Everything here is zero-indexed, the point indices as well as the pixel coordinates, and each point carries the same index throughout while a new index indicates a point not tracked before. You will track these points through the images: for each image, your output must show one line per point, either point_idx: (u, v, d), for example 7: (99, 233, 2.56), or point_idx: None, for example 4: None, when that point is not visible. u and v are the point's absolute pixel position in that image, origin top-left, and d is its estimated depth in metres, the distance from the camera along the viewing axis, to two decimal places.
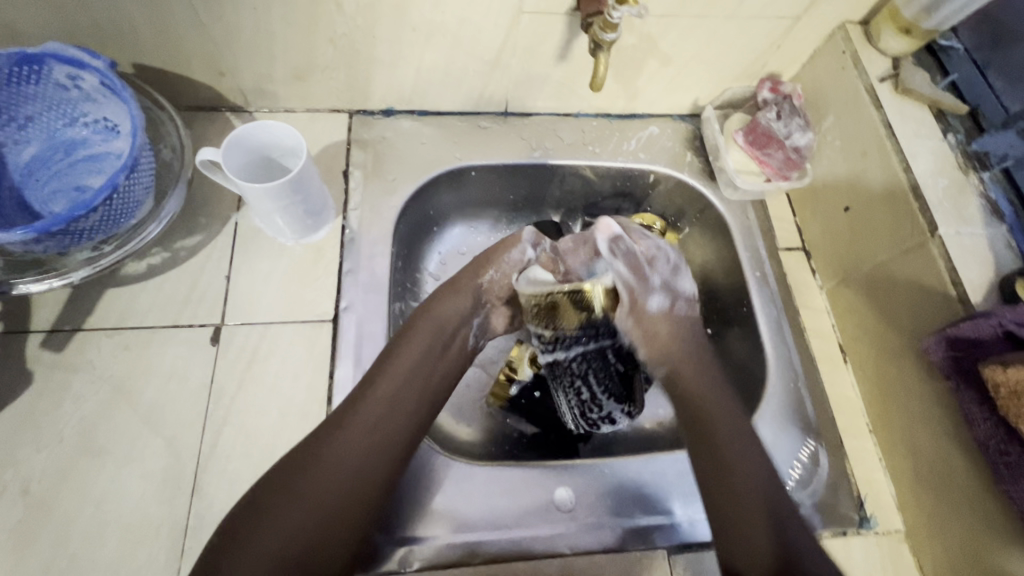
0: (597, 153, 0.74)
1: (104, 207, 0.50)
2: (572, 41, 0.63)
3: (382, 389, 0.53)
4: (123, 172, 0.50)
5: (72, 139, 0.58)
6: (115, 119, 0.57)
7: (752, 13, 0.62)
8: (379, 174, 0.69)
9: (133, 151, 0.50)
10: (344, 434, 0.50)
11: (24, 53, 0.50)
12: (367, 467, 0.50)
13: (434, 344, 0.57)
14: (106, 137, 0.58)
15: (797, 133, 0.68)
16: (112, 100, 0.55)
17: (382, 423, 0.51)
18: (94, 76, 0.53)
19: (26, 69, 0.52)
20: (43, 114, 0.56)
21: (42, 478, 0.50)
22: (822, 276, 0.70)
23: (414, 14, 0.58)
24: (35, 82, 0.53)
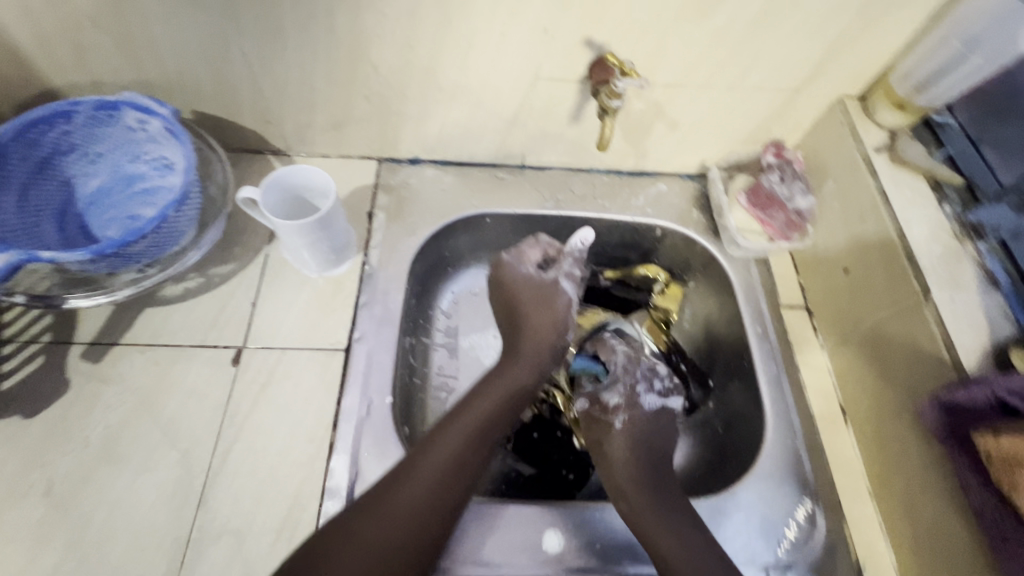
0: (606, 207, 0.79)
1: (154, 234, 0.56)
2: (583, 105, 0.69)
3: (452, 442, 0.56)
4: (174, 206, 0.56)
5: (132, 174, 0.65)
6: (171, 158, 0.64)
7: (752, 85, 0.67)
8: (401, 216, 0.74)
9: (184, 187, 0.56)
10: (410, 484, 0.53)
11: (104, 100, 0.58)
12: (433, 517, 0.52)
13: (500, 400, 0.61)
14: (162, 174, 0.65)
15: (799, 196, 0.72)
16: (171, 142, 0.62)
17: (445, 471, 0.54)
18: (159, 121, 0.60)
19: (103, 113, 0.59)
20: (111, 151, 0.64)
21: (65, 479, 0.54)
22: (823, 335, 0.71)
23: (442, 77, 0.65)
24: (108, 124, 0.61)
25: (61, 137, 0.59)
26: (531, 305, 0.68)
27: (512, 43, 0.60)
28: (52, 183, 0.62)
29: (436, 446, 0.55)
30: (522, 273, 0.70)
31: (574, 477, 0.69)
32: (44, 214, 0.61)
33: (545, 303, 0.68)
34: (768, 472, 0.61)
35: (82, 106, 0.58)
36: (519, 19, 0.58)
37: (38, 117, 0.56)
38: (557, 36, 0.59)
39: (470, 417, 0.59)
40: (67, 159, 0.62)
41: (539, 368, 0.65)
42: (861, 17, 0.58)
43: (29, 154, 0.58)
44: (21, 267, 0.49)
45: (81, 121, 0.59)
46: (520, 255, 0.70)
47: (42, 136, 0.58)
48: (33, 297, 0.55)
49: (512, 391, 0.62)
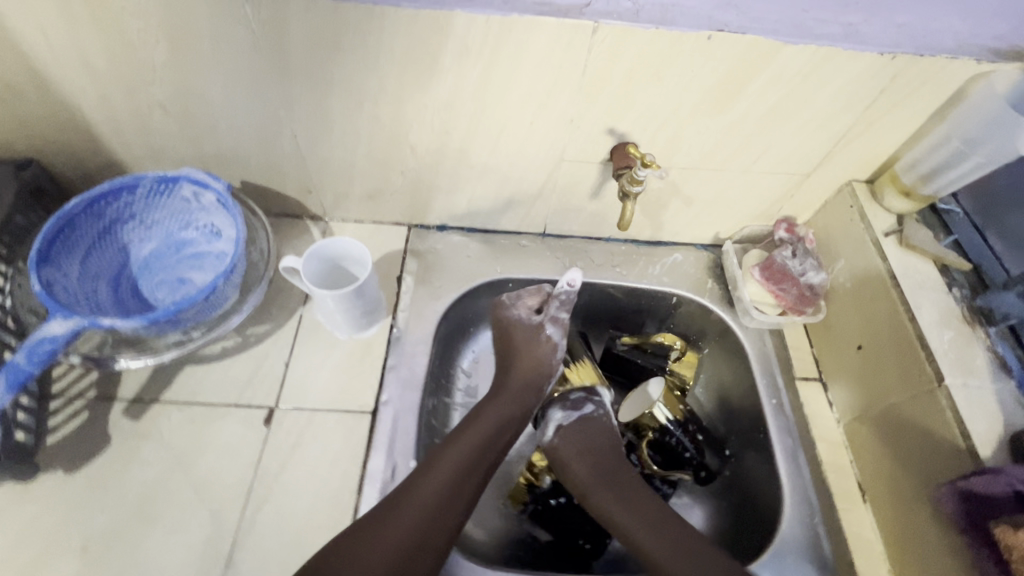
0: (624, 275, 0.82)
1: (202, 302, 0.60)
2: (604, 184, 0.73)
3: (445, 469, 0.59)
4: (223, 276, 0.60)
5: (183, 240, 0.70)
6: (220, 226, 0.69)
7: (764, 169, 0.71)
8: (428, 280, 0.78)
9: (234, 258, 0.60)
10: (404, 510, 0.56)
11: (165, 175, 0.64)
12: (425, 541, 0.55)
13: (489, 430, 0.63)
14: (210, 240, 0.70)
15: (811, 271, 0.74)
16: (221, 213, 0.67)
17: (435, 501, 0.57)
18: (213, 195, 0.65)
19: (164, 187, 0.65)
20: (166, 219, 0.69)
21: (100, 537, 0.56)
22: (839, 409, 0.71)
23: (473, 157, 0.70)
24: (167, 196, 0.66)
25: (123, 208, 0.65)
26: (517, 343, 0.71)
27: (540, 131, 0.65)
28: (111, 248, 0.66)
29: (434, 469, 0.59)
30: (515, 315, 0.72)
31: (591, 546, 0.68)
32: (101, 277, 0.66)
33: (532, 342, 0.70)
34: (787, 551, 0.61)
35: (146, 180, 0.63)
36: (547, 112, 0.63)
37: (105, 191, 0.62)
38: (582, 126, 0.64)
39: (462, 445, 0.61)
40: (127, 226, 0.67)
41: (524, 400, 0.68)
42: (865, 114, 0.62)
43: (94, 223, 0.63)
44: (82, 332, 0.53)
45: (143, 193, 0.65)
46: (516, 299, 0.73)
47: (107, 207, 0.63)
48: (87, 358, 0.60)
49: (504, 419, 0.65)
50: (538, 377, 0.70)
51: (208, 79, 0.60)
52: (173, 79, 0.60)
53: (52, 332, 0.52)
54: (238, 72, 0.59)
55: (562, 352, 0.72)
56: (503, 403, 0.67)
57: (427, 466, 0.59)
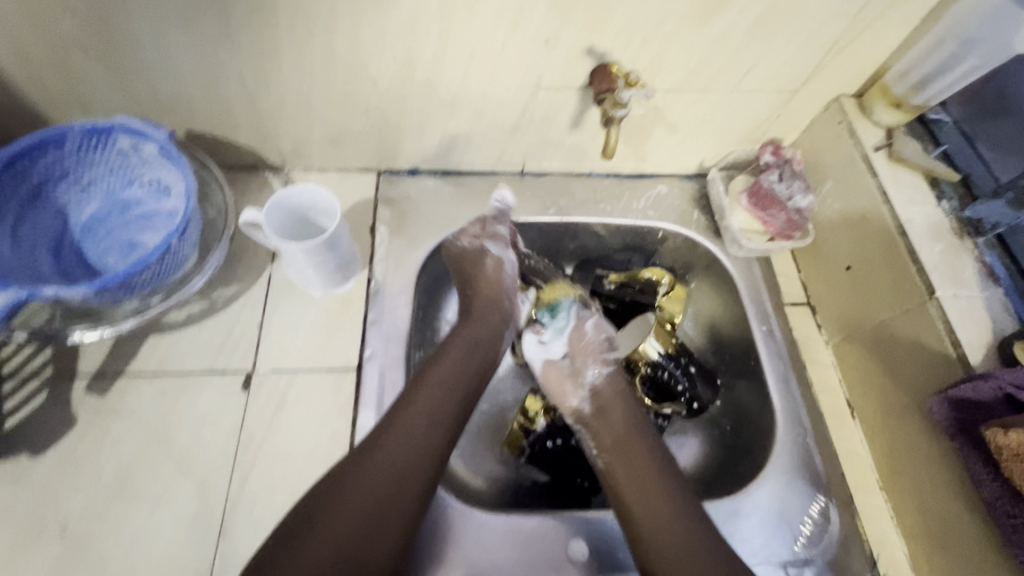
0: (608, 211, 0.79)
1: (158, 263, 0.55)
2: (585, 113, 0.69)
3: (426, 398, 0.56)
4: (177, 233, 0.55)
5: (128, 199, 0.63)
6: (167, 181, 0.62)
7: (752, 88, 0.67)
8: (404, 229, 0.73)
9: (186, 213, 0.55)
10: (388, 442, 0.53)
11: (95, 125, 0.56)
12: (415, 465, 0.52)
13: (465, 356, 0.61)
14: (157, 197, 0.63)
15: (799, 195, 0.72)
16: (167, 165, 0.61)
17: (421, 428, 0.54)
18: (155, 145, 0.59)
19: (95, 138, 0.58)
20: (104, 177, 0.62)
21: (79, 518, 0.53)
22: (827, 331, 0.72)
23: (442, 89, 0.64)
24: (101, 149, 0.59)
25: (52, 165, 0.58)
26: (473, 268, 0.68)
27: (513, 55, 0.60)
28: (46, 213, 0.60)
29: (415, 399, 0.56)
30: (459, 247, 0.70)
31: (589, 484, 0.69)
32: (40, 246, 0.59)
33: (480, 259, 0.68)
34: (782, 470, 0.62)
35: (73, 132, 0.56)
36: (520, 32, 0.57)
37: (27, 146, 0.55)
38: (559, 47, 0.59)
39: (440, 372, 0.58)
40: (60, 186, 0.60)
41: (495, 325, 0.65)
42: (858, 19, 0.59)
43: (21, 184, 0.57)
44: (24, 303, 0.49)
45: (73, 147, 0.58)
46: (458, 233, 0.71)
47: (33, 165, 0.56)
48: (36, 333, 0.55)
49: (475, 343, 0.62)
50: (501, 296, 0.67)
51: (129, 9, 0.52)
52: (88, 10, 0.51)
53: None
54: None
55: (513, 263, 0.69)
56: (475, 327, 0.64)
57: (407, 398, 0.56)
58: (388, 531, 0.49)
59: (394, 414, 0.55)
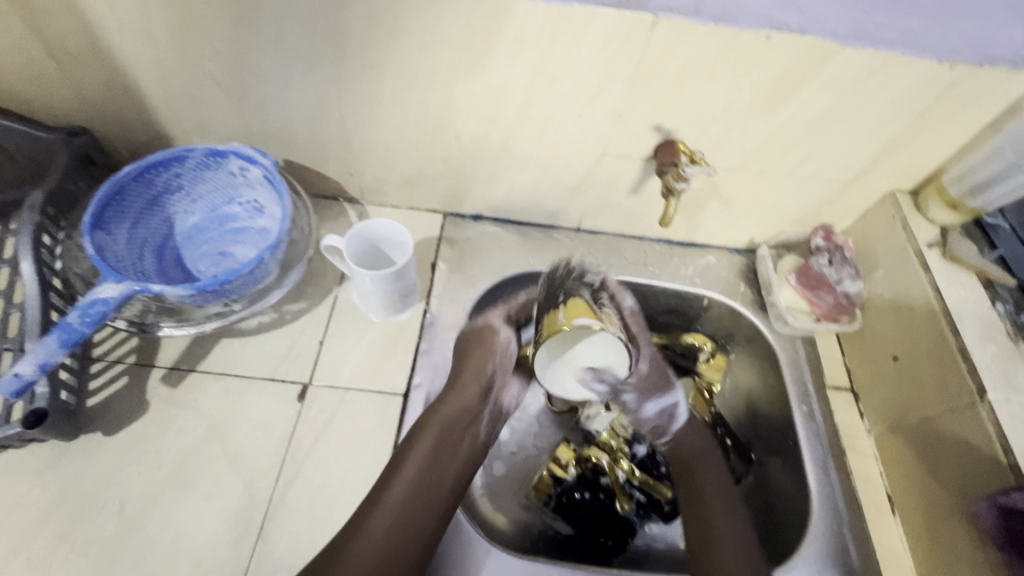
0: (656, 274, 0.82)
1: (248, 275, 0.60)
2: (645, 181, 0.73)
3: (400, 492, 0.57)
4: (270, 251, 0.61)
5: (226, 214, 0.71)
6: (263, 203, 0.69)
7: (807, 174, 0.71)
8: (462, 268, 0.78)
9: (281, 234, 0.61)
10: (362, 538, 0.54)
11: (214, 149, 0.64)
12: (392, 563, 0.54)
13: (440, 438, 0.61)
14: (252, 215, 0.71)
15: (847, 280, 0.74)
16: (266, 189, 0.68)
17: (395, 524, 0.55)
18: (260, 172, 0.66)
19: (212, 160, 0.65)
20: (210, 193, 0.69)
21: (136, 500, 0.57)
22: (869, 419, 0.71)
23: (516, 148, 0.70)
24: (214, 169, 0.67)
25: (171, 179, 0.65)
26: (478, 345, 0.68)
27: (586, 125, 0.66)
28: (157, 218, 0.67)
29: (388, 494, 0.57)
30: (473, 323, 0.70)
31: (613, 542, 0.69)
32: (147, 246, 0.66)
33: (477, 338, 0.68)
34: (814, 556, 0.62)
35: (195, 153, 0.64)
36: (596, 105, 0.63)
37: (155, 161, 0.62)
38: (629, 121, 0.65)
39: (413, 464, 0.58)
40: (173, 197, 0.68)
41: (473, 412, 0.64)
42: (917, 122, 0.62)
43: (144, 192, 0.64)
44: (131, 298, 0.54)
45: (191, 165, 0.65)
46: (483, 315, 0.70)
47: (156, 178, 0.64)
48: (133, 323, 0.61)
49: (447, 432, 0.61)
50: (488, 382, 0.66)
51: (262, 57, 0.60)
52: (228, 54, 0.60)
53: (104, 295, 0.53)
54: (293, 51, 0.59)
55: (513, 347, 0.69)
56: (449, 412, 0.62)
57: (379, 494, 0.57)
58: None
59: (365, 512, 0.56)
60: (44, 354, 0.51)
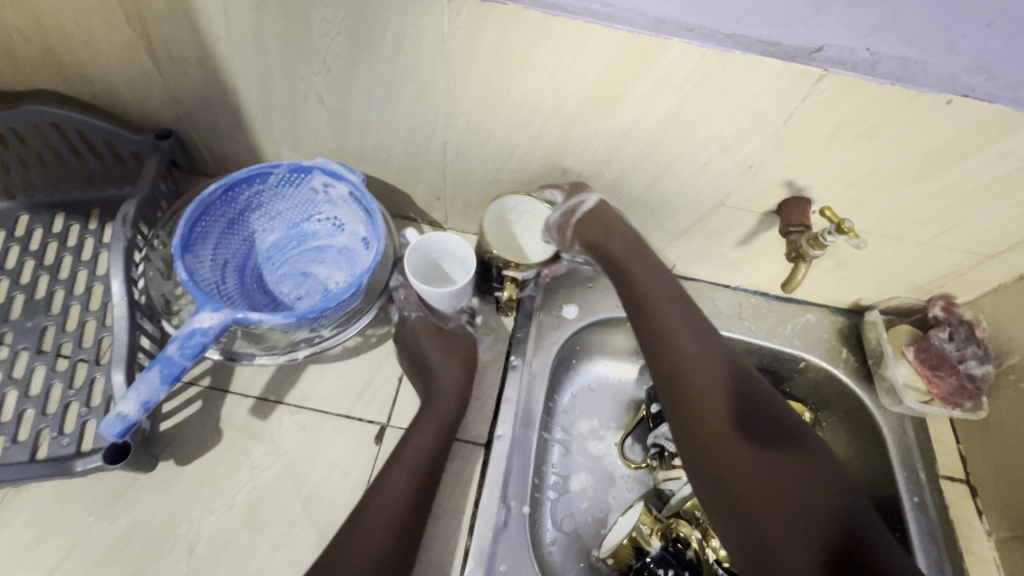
0: (752, 329, 0.76)
1: (346, 300, 0.57)
2: (757, 234, 0.68)
3: (403, 472, 0.54)
4: (368, 274, 0.57)
5: (305, 232, 0.67)
6: (344, 220, 0.65)
7: (943, 244, 0.64)
8: (548, 308, 0.73)
9: (378, 259, 0.56)
10: (371, 519, 0.52)
11: (298, 164, 0.59)
12: (401, 535, 0.52)
13: (437, 421, 0.58)
14: (332, 233, 0.66)
15: (973, 361, 0.68)
16: (349, 206, 0.63)
17: (400, 500, 0.53)
18: (346, 188, 0.60)
19: (295, 176, 0.60)
20: (289, 210, 0.65)
21: (208, 541, 0.53)
22: (991, 521, 0.64)
23: (625, 188, 0.65)
24: (296, 185, 0.62)
25: (253, 196, 0.61)
26: (454, 335, 0.66)
27: (710, 174, 0.60)
28: (237, 239, 0.63)
29: (390, 475, 0.54)
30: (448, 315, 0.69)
31: None
32: (228, 268, 0.62)
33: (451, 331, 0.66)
34: None
35: (280, 169, 0.59)
36: (728, 155, 0.57)
37: (238, 178, 0.58)
38: (759, 175, 0.59)
39: (414, 442, 0.57)
40: (253, 216, 0.63)
41: (461, 390, 0.62)
42: None
43: (226, 211, 0.60)
44: (229, 326, 0.52)
45: (273, 182, 0.61)
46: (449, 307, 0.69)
47: (239, 195, 0.60)
48: (225, 352, 0.58)
49: (444, 416, 0.59)
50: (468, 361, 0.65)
51: (374, 79, 0.56)
52: (340, 73, 0.56)
53: (203, 325, 0.51)
54: (410, 75, 0.55)
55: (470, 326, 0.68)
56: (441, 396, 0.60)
57: (380, 477, 0.55)
58: None
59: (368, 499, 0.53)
60: (147, 392, 0.48)
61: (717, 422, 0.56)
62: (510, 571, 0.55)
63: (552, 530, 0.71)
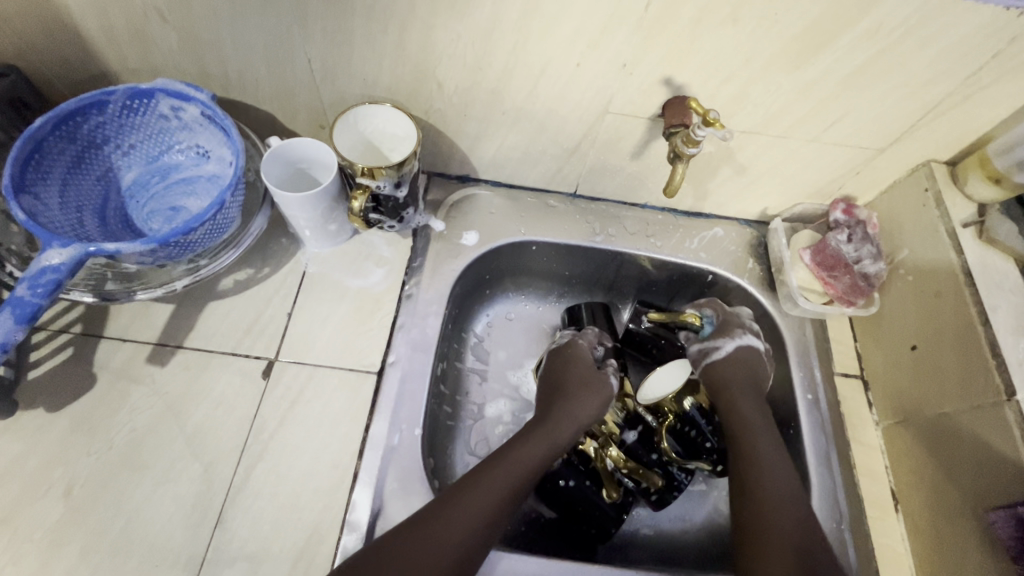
0: (658, 247, 0.75)
1: (212, 221, 0.55)
2: (650, 143, 0.66)
3: (515, 473, 0.57)
4: (230, 190, 0.55)
5: (168, 165, 0.64)
6: (207, 146, 0.62)
7: (834, 140, 0.63)
8: (447, 237, 0.71)
9: (237, 171, 0.55)
10: (468, 506, 0.53)
11: (137, 88, 0.56)
12: (492, 527, 0.53)
13: (528, 470, 0.58)
14: (197, 162, 0.64)
15: (868, 260, 0.68)
16: (207, 129, 0.61)
17: (503, 495, 0.55)
18: (197, 107, 0.58)
19: (138, 102, 0.57)
20: (144, 142, 0.62)
21: (85, 484, 0.53)
22: (879, 411, 0.66)
23: (507, 101, 0.62)
24: (142, 113, 0.59)
25: (95, 129, 0.58)
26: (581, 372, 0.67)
27: (587, 76, 0.57)
28: (89, 177, 0.60)
29: (498, 471, 0.56)
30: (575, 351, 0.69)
31: (597, 532, 0.63)
32: (86, 210, 0.59)
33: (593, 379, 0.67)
34: None
35: (116, 95, 0.56)
36: (599, 54, 0.54)
37: (71, 110, 0.54)
38: (635, 74, 0.56)
39: (533, 450, 0.59)
40: (102, 151, 0.60)
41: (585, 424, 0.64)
42: (967, 84, 0.54)
43: (66, 148, 0.56)
44: (84, 261, 0.48)
45: (114, 111, 0.57)
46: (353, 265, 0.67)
47: (78, 128, 0.56)
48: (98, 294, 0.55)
49: (558, 436, 0.62)
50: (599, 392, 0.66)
51: None
52: None
53: (52, 262, 0.47)
54: None
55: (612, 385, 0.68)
56: (559, 418, 0.63)
57: (480, 470, 0.57)
58: None
59: (467, 487, 0.55)
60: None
61: (768, 491, 0.57)
62: (401, 489, 0.56)
63: (465, 456, 0.70)
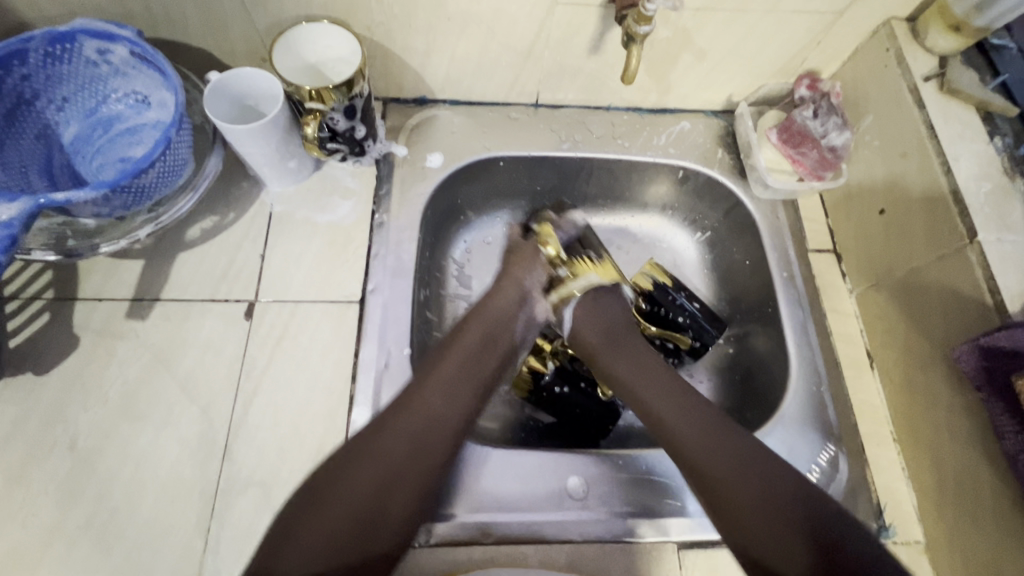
0: (626, 147, 0.74)
1: (161, 162, 0.53)
2: (605, 34, 0.63)
3: (438, 384, 0.54)
4: (175, 127, 0.53)
5: (108, 116, 0.61)
6: (145, 91, 0.59)
7: (792, 7, 0.61)
8: (412, 161, 0.70)
9: (178, 107, 0.52)
10: (403, 423, 0.51)
11: (57, 31, 0.53)
12: (430, 440, 0.51)
13: (456, 380, 0.55)
14: (138, 110, 0.61)
15: (834, 132, 0.67)
16: (141, 72, 0.57)
17: (437, 411, 0.53)
18: (124, 47, 0.55)
19: (60, 48, 0.54)
20: (77, 94, 0.59)
21: (88, 436, 0.54)
22: (853, 279, 0.68)
23: (450, 4, 0.59)
24: (69, 60, 0.56)
25: (20, 82, 0.55)
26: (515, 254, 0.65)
27: None
28: (26, 136, 0.58)
29: (425, 388, 0.53)
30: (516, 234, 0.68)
31: (595, 429, 0.66)
32: (31, 171, 0.57)
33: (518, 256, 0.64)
34: (793, 418, 0.61)
35: (35, 42, 0.52)
36: None
37: None
38: None
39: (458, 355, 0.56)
40: (35, 106, 0.57)
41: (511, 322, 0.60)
42: None
43: None
44: (36, 215, 0.47)
45: (37, 61, 0.54)
46: (325, 204, 0.66)
47: (2, 82, 0.53)
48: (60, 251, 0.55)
49: (489, 333, 0.59)
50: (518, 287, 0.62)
51: None
52: None
53: (1, 218, 0.45)
54: None
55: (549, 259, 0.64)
56: (490, 318, 0.60)
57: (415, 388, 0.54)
58: (393, 520, 0.48)
59: (408, 399, 0.53)
60: None
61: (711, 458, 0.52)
62: None
63: None
